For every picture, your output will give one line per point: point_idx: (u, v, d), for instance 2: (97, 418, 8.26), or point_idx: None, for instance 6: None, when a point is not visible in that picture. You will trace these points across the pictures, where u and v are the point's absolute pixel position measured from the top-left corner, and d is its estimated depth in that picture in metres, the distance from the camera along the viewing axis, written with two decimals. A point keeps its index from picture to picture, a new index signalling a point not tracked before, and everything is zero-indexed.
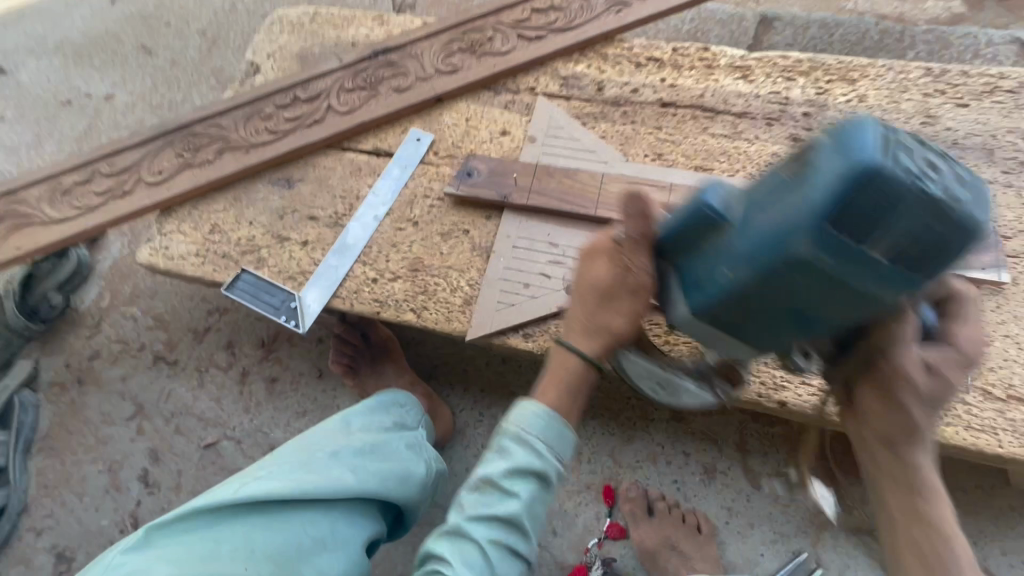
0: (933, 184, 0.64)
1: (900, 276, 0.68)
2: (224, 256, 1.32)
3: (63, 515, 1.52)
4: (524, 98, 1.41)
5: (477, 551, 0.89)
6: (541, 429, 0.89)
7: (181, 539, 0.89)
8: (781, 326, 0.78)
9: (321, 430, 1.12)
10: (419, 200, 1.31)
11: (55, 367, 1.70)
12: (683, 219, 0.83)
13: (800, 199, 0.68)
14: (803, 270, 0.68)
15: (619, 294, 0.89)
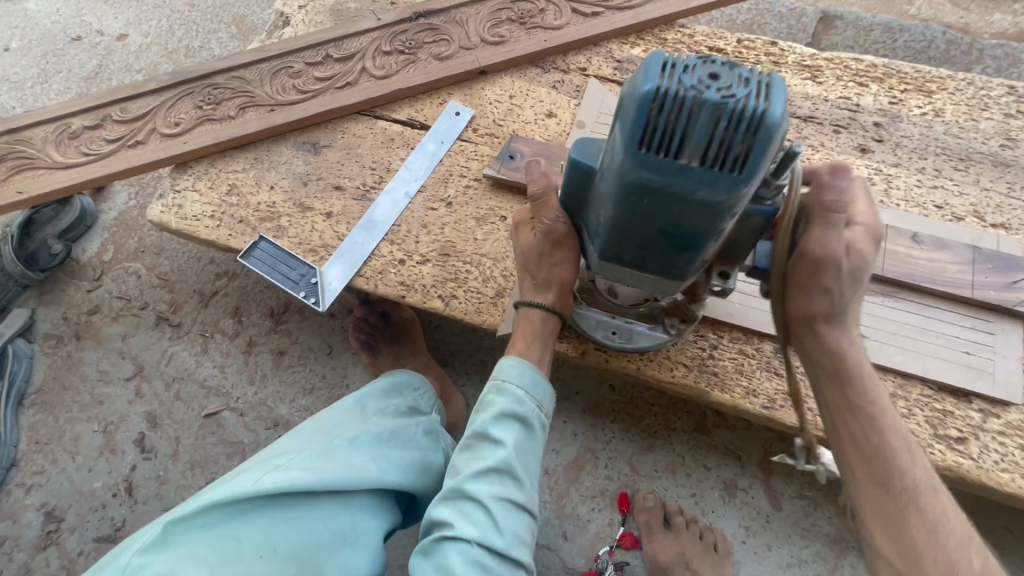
0: (705, 91, 0.68)
1: (720, 175, 0.70)
2: (242, 220, 1.22)
3: (54, 473, 1.46)
4: (574, 79, 1.31)
5: (476, 505, 0.88)
6: (520, 378, 0.97)
7: (202, 533, 0.83)
8: (669, 250, 0.83)
9: (334, 413, 1.08)
10: (454, 179, 1.23)
11: (53, 318, 1.62)
12: (565, 178, 0.90)
13: (618, 132, 0.75)
14: (644, 194, 0.75)
15: (548, 249, 1.00)
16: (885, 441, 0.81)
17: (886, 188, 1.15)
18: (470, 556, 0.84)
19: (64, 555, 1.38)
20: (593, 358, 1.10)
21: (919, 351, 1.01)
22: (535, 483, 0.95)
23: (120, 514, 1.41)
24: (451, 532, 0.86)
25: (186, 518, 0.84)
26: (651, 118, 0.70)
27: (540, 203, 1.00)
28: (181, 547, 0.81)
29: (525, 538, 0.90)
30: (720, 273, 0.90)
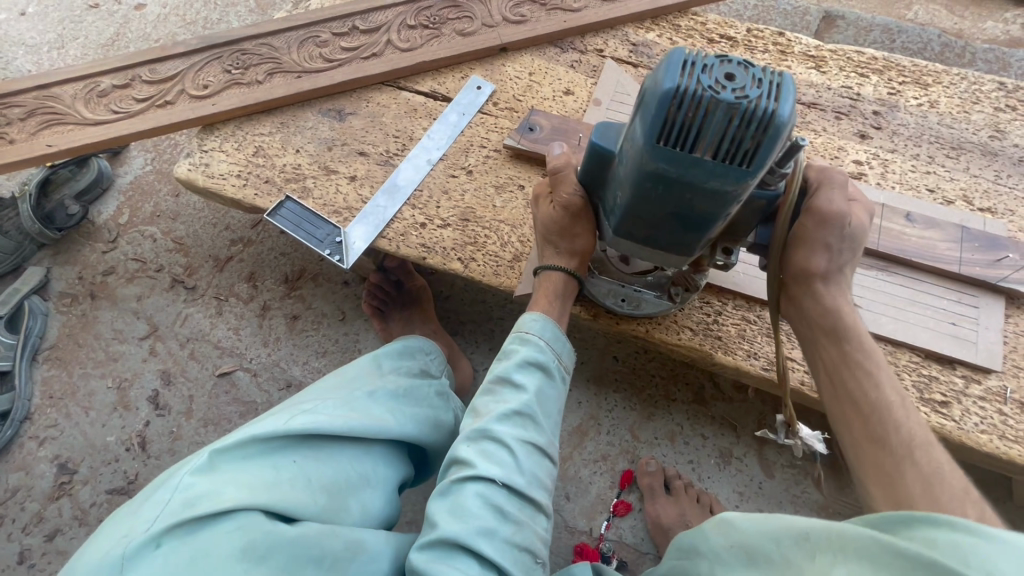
0: (720, 92, 0.75)
1: (730, 171, 0.79)
2: (268, 181, 1.26)
3: (67, 427, 1.48)
4: (591, 59, 1.37)
5: (498, 445, 0.94)
6: (542, 331, 1.04)
7: (239, 464, 0.81)
8: (679, 230, 0.91)
9: (351, 368, 1.08)
10: (475, 149, 1.28)
11: (68, 278, 1.65)
12: (586, 160, 0.97)
13: (637, 125, 0.81)
14: (660, 181, 0.82)
15: (567, 221, 1.06)
16: (878, 395, 0.84)
17: (882, 172, 1.22)
18: (492, 491, 0.89)
19: (76, 506, 1.40)
20: (603, 321, 1.16)
21: (909, 321, 1.08)
22: (554, 430, 1.02)
23: (133, 467, 1.44)
24: (472, 469, 0.90)
25: (224, 450, 0.82)
26: (670, 114, 0.77)
27: (558, 177, 1.07)
28: (220, 476, 0.79)
29: (543, 481, 0.97)
30: (725, 249, 0.98)
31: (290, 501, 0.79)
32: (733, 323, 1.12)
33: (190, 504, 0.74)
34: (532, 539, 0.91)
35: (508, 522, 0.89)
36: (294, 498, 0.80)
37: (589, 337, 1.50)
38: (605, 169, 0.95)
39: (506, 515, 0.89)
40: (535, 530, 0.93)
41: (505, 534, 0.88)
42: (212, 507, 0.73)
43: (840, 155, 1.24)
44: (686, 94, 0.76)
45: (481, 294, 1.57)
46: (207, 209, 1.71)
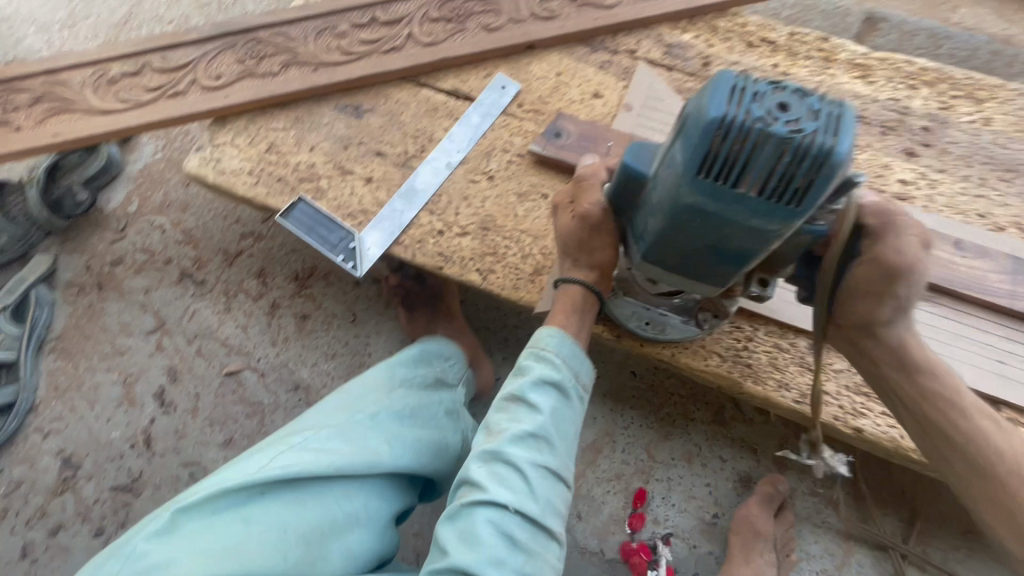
0: (771, 125, 0.70)
1: (774, 208, 0.74)
2: (280, 179, 1.21)
3: (71, 420, 1.46)
4: (623, 60, 1.30)
5: (510, 470, 0.89)
6: (559, 347, 0.98)
7: (209, 518, 0.80)
8: (713, 261, 0.86)
9: (359, 383, 1.04)
10: (497, 153, 1.22)
11: (76, 267, 1.61)
12: (614, 181, 0.92)
13: (677, 151, 0.77)
14: (696, 213, 0.78)
15: (586, 234, 0.99)
16: (966, 429, 0.88)
17: (930, 193, 1.15)
18: (503, 518, 0.86)
19: (80, 502, 1.39)
20: (627, 342, 1.11)
21: (953, 356, 1.02)
22: (571, 452, 0.95)
23: (138, 465, 1.41)
24: (482, 495, 0.87)
25: (192, 505, 0.80)
26: (714, 144, 0.72)
27: (582, 187, 1.03)
28: (185, 534, 0.77)
29: (558, 507, 0.91)
30: (760, 280, 0.94)
31: (253, 562, 0.77)
32: (765, 351, 1.06)
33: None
34: (544, 570, 0.86)
35: (519, 552, 0.85)
36: (258, 558, 0.77)
37: (607, 350, 1.45)
38: (637, 191, 0.90)
39: (515, 545, 0.85)
40: (548, 559, 0.88)
41: (513, 565, 0.84)
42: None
43: (885, 173, 1.17)
44: (733, 124, 0.71)
45: (497, 300, 1.52)
46: (218, 201, 1.66)
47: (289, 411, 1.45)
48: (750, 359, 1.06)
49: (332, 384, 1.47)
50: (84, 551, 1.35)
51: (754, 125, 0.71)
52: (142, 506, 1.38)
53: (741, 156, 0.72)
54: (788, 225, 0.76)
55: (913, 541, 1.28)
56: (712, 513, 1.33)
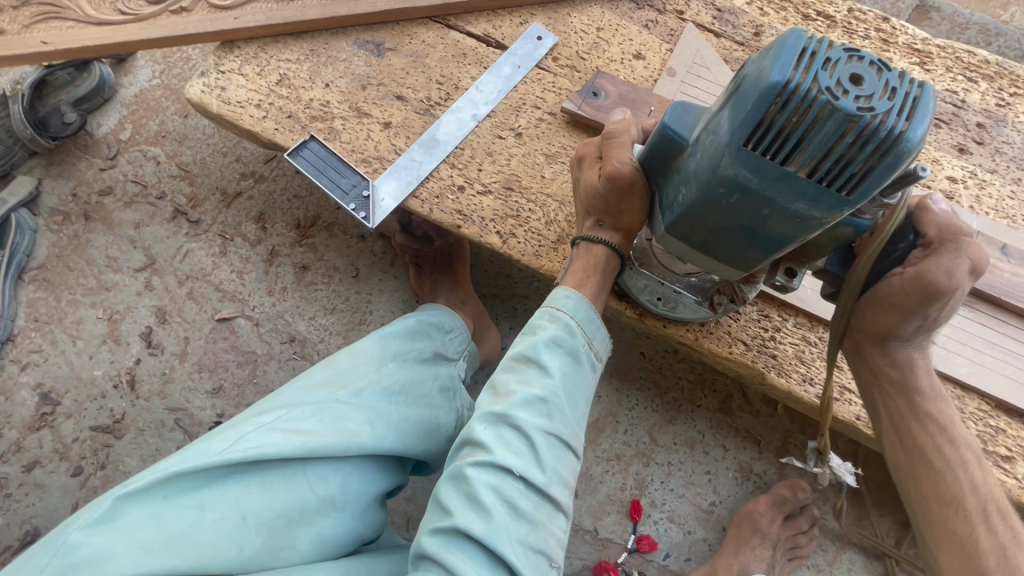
0: (839, 99, 0.63)
1: (823, 193, 0.68)
2: (291, 116, 1.12)
3: (51, 354, 1.38)
4: (669, 21, 1.21)
5: (517, 433, 0.84)
6: (574, 311, 0.93)
7: (159, 504, 0.71)
8: (743, 245, 0.80)
9: (347, 354, 0.95)
10: (527, 109, 1.13)
11: (61, 193, 1.51)
12: (649, 141, 0.85)
13: (725, 116, 0.70)
14: (736, 189, 0.71)
15: (614, 198, 0.92)
16: (942, 457, 0.89)
17: (977, 194, 1.09)
18: (507, 483, 0.81)
19: (58, 440, 1.33)
20: (651, 322, 1.05)
21: (985, 365, 0.99)
22: (580, 421, 0.90)
23: (121, 406, 1.35)
24: (487, 457, 0.82)
25: (138, 492, 0.70)
26: (770, 113, 0.65)
27: (612, 143, 0.94)
28: (128, 523, 0.68)
29: (565, 477, 0.87)
30: (788, 269, 0.88)
31: (204, 557, 0.69)
32: (790, 343, 1.02)
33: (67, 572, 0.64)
34: (547, 541, 0.82)
35: (522, 521, 0.81)
36: (212, 551, 0.69)
37: (616, 329, 1.41)
38: (671, 157, 0.83)
39: (519, 511, 0.81)
40: (551, 531, 0.84)
41: (516, 533, 0.80)
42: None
43: (934, 168, 1.11)
44: (796, 92, 0.64)
45: (507, 267, 1.45)
46: (218, 135, 1.55)
47: (283, 363, 1.39)
48: (776, 350, 1.01)
49: (329, 339, 1.41)
50: (61, 490, 1.29)
51: (820, 97, 0.64)
52: (123, 449, 1.32)
53: (799, 131, 0.65)
54: (834, 215, 0.70)
55: (907, 546, 1.27)
56: (709, 501, 1.31)
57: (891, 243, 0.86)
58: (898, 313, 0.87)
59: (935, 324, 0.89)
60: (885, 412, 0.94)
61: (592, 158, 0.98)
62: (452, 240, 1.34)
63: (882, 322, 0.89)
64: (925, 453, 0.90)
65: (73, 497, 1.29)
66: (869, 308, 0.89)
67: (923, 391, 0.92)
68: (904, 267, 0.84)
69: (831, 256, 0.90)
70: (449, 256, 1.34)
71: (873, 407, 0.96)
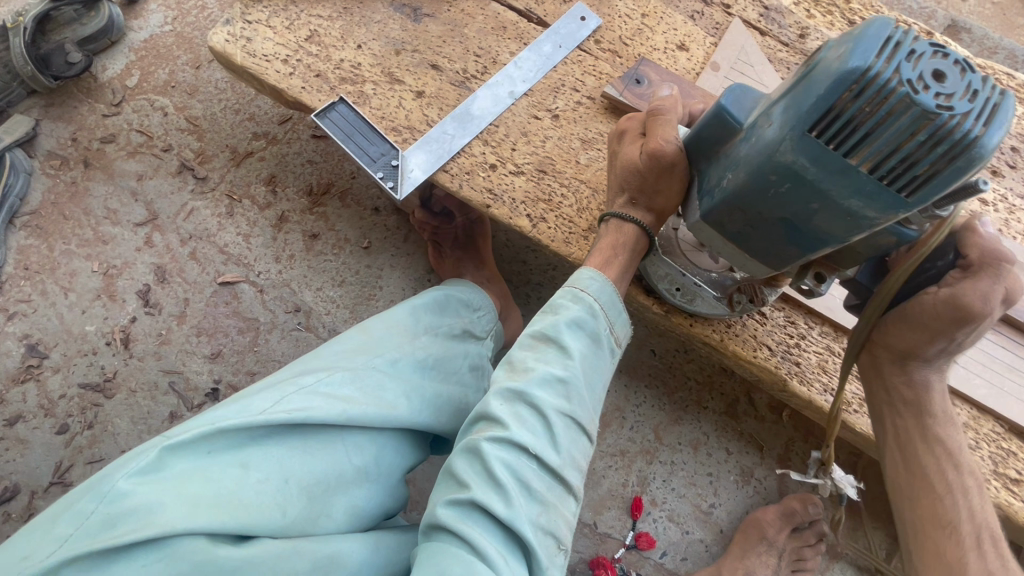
0: (918, 93, 0.61)
1: (880, 192, 0.66)
2: (319, 75, 1.06)
3: (40, 305, 1.32)
4: (715, 14, 1.18)
5: (534, 412, 0.81)
6: (599, 294, 0.89)
7: (203, 459, 0.68)
8: (782, 240, 0.78)
9: (381, 323, 0.93)
10: (566, 91, 1.09)
11: (60, 137, 1.43)
12: (700, 120, 0.82)
13: (792, 99, 0.68)
14: (790, 178, 0.69)
15: (651, 177, 0.90)
16: (947, 481, 0.89)
17: (1007, 218, 1.09)
18: (521, 462, 0.78)
19: (43, 395, 1.27)
20: (677, 319, 1.02)
21: (1003, 388, 1.00)
22: (597, 405, 0.88)
23: (112, 364, 1.29)
24: (503, 433, 0.79)
25: (185, 444, 0.67)
26: (842, 101, 0.64)
27: (657, 119, 0.91)
28: (174, 476, 0.66)
29: (577, 460, 0.84)
30: (816, 274, 0.87)
31: (249, 517, 0.66)
32: (814, 351, 1.01)
33: (114, 521, 0.61)
34: (557, 523, 0.80)
35: (533, 501, 0.78)
36: (254, 512, 0.67)
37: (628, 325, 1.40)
38: (719, 141, 0.80)
39: (531, 491, 0.78)
40: (562, 514, 0.81)
41: (528, 511, 0.77)
42: (144, 529, 0.60)
43: None
44: (874, 81, 0.62)
45: (523, 254, 1.42)
46: (230, 91, 1.48)
47: (286, 333, 1.34)
48: (800, 357, 1.00)
49: (335, 312, 1.36)
50: (44, 447, 1.24)
51: (899, 89, 0.61)
52: (113, 409, 1.27)
53: (869, 123, 0.64)
54: (887, 216, 0.68)
55: (896, 560, 1.29)
56: (709, 503, 1.31)
57: (929, 260, 0.84)
58: (925, 333, 0.85)
59: (964, 346, 0.88)
60: (892, 428, 0.94)
61: (634, 134, 0.95)
62: (474, 217, 1.30)
63: (907, 338, 0.88)
64: (927, 474, 0.90)
65: (57, 456, 1.23)
66: (895, 320, 0.88)
67: (943, 409, 0.92)
68: (939, 286, 0.83)
69: (862, 266, 0.88)
70: (472, 234, 1.30)
71: (879, 423, 0.96)
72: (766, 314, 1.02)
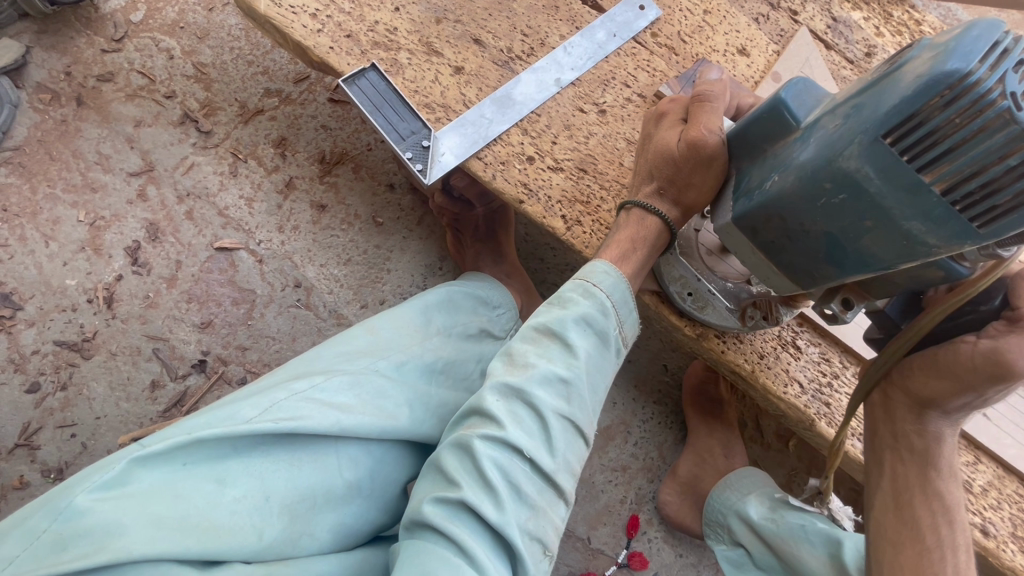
0: (1020, 109, 0.50)
1: (951, 217, 0.55)
2: (349, 36, 0.96)
3: (18, 251, 1.21)
4: (781, 19, 1.11)
5: (532, 412, 0.71)
6: (613, 293, 0.80)
7: (176, 472, 0.60)
8: (820, 260, 0.67)
9: (390, 321, 0.85)
10: (616, 85, 1.01)
11: (52, 68, 1.31)
12: (750, 113, 0.69)
13: (866, 98, 0.57)
14: (847, 188, 0.58)
15: (685, 167, 0.78)
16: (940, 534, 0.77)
17: None
18: (511, 464, 0.68)
19: (14, 348, 1.17)
20: (709, 343, 0.94)
21: None
22: (596, 409, 0.78)
23: (92, 324, 1.20)
24: (496, 431, 0.69)
25: (156, 455, 0.60)
26: (929, 107, 0.53)
27: (702, 105, 0.79)
28: (140, 491, 0.58)
29: (573, 465, 0.74)
30: (843, 299, 0.77)
31: (220, 542, 0.58)
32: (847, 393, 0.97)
33: (66, 542, 0.53)
34: (547, 530, 0.70)
35: (523, 506, 0.68)
36: (228, 534, 0.59)
37: (643, 337, 1.34)
38: (765, 138, 0.68)
39: (521, 495, 0.68)
40: (553, 521, 0.71)
41: (518, 517, 0.67)
42: (97, 555, 0.53)
43: None
44: (972, 89, 0.51)
45: (542, 251, 1.35)
46: (244, 39, 1.37)
47: (283, 309, 1.26)
48: (831, 397, 0.96)
49: (338, 292, 1.28)
50: (11, 405, 1.15)
51: (1000, 104, 0.51)
52: (89, 371, 1.18)
53: (955, 139, 0.53)
54: (950, 247, 0.57)
55: None
56: None
57: (970, 303, 0.74)
58: (953, 382, 0.74)
59: (989, 402, 0.77)
60: (889, 472, 0.82)
61: (675, 117, 0.84)
62: (495, 207, 1.22)
63: (931, 386, 0.76)
64: (918, 523, 0.78)
65: (25, 416, 1.15)
66: (922, 362, 0.77)
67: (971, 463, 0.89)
68: (978, 336, 0.71)
69: (894, 299, 0.79)
70: (493, 226, 1.22)
71: (877, 463, 0.84)
72: (801, 347, 0.98)
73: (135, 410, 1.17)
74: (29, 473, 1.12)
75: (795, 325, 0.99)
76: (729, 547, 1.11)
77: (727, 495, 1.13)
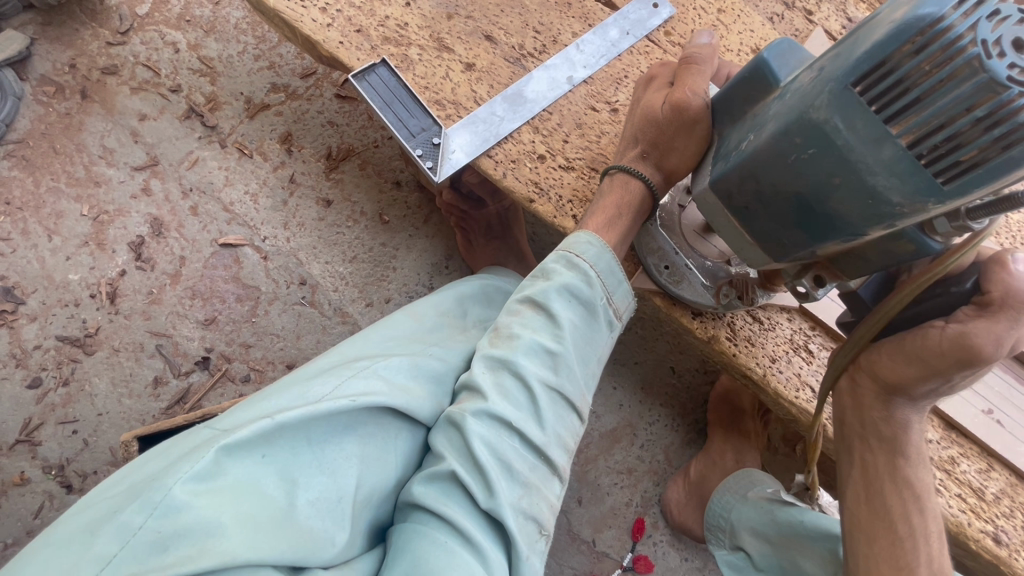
0: (991, 57, 0.45)
1: (918, 172, 0.51)
2: (360, 31, 0.95)
3: (22, 245, 1.20)
4: (795, 19, 1.10)
5: (519, 385, 0.70)
6: (598, 262, 0.77)
7: (258, 464, 0.57)
8: (792, 226, 0.62)
9: (433, 309, 0.86)
10: (629, 83, 0.99)
11: (56, 60, 1.29)
12: (733, 78, 0.68)
13: (841, 50, 0.54)
14: (816, 141, 0.54)
15: (669, 129, 0.78)
16: (923, 524, 0.76)
17: None
18: (498, 438, 0.67)
19: (16, 343, 1.16)
20: (720, 347, 0.92)
21: None
22: (589, 384, 0.77)
23: (95, 319, 1.19)
24: (482, 404, 0.68)
25: (245, 441, 0.56)
26: (899, 54, 0.49)
27: (690, 67, 0.79)
28: (229, 486, 0.54)
29: (566, 440, 0.73)
30: (815, 276, 0.71)
31: (305, 546, 0.56)
32: None
33: (166, 542, 0.49)
34: (541, 508, 0.68)
35: (516, 484, 0.66)
36: (310, 537, 0.57)
37: (648, 338, 1.33)
38: (749, 101, 0.66)
39: (512, 471, 0.66)
40: (547, 498, 0.69)
41: (511, 495, 0.65)
42: (200, 559, 0.49)
43: None
44: (943, 35, 0.47)
45: (550, 250, 1.34)
46: (251, 33, 1.35)
47: (287, 306, 1.25)
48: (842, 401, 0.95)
49: (343, 290, 1.27)
50: (13, 401, 1.14)
51: (970, 50, 0.46)
52: (91, 367, 1.17)
53: (922, 87, 0.49)
54: (918, 209, 0.53)
55: None
56: None
57: (942, 284, 0.68)
58: (921, 368, 0.70)
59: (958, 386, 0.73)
60: (858, 461, 0.80)
61: (662, 81, 0.84)
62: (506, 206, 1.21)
63: (897, 371, 0.72)
64: (890, 512, 0.76)
65: (25, 412, 1.13)
66: (890, 345, 0.73)
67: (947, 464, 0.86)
68: (948, 321, 0.67)
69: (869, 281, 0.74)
70: (506, 222, 1.22)
71: (846, 451, 0.81)
72: (812, 351, 0.96)
73: (137, 407, 1.16)
74: (30, 469, 1.11)
75: (808, 329, 0.98)
76: (730, 551, 1.09)
77: (729, 499, 1.12)
